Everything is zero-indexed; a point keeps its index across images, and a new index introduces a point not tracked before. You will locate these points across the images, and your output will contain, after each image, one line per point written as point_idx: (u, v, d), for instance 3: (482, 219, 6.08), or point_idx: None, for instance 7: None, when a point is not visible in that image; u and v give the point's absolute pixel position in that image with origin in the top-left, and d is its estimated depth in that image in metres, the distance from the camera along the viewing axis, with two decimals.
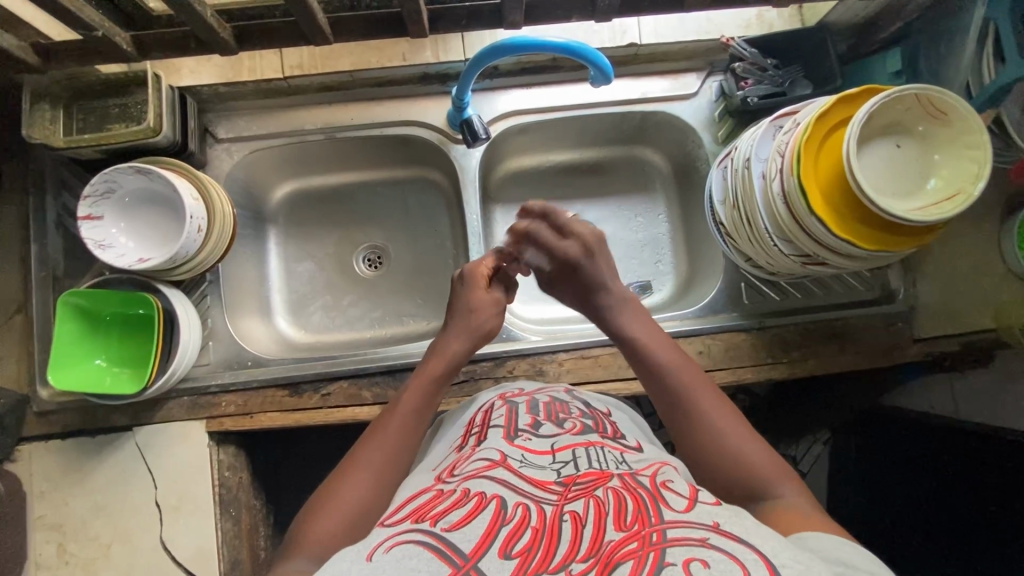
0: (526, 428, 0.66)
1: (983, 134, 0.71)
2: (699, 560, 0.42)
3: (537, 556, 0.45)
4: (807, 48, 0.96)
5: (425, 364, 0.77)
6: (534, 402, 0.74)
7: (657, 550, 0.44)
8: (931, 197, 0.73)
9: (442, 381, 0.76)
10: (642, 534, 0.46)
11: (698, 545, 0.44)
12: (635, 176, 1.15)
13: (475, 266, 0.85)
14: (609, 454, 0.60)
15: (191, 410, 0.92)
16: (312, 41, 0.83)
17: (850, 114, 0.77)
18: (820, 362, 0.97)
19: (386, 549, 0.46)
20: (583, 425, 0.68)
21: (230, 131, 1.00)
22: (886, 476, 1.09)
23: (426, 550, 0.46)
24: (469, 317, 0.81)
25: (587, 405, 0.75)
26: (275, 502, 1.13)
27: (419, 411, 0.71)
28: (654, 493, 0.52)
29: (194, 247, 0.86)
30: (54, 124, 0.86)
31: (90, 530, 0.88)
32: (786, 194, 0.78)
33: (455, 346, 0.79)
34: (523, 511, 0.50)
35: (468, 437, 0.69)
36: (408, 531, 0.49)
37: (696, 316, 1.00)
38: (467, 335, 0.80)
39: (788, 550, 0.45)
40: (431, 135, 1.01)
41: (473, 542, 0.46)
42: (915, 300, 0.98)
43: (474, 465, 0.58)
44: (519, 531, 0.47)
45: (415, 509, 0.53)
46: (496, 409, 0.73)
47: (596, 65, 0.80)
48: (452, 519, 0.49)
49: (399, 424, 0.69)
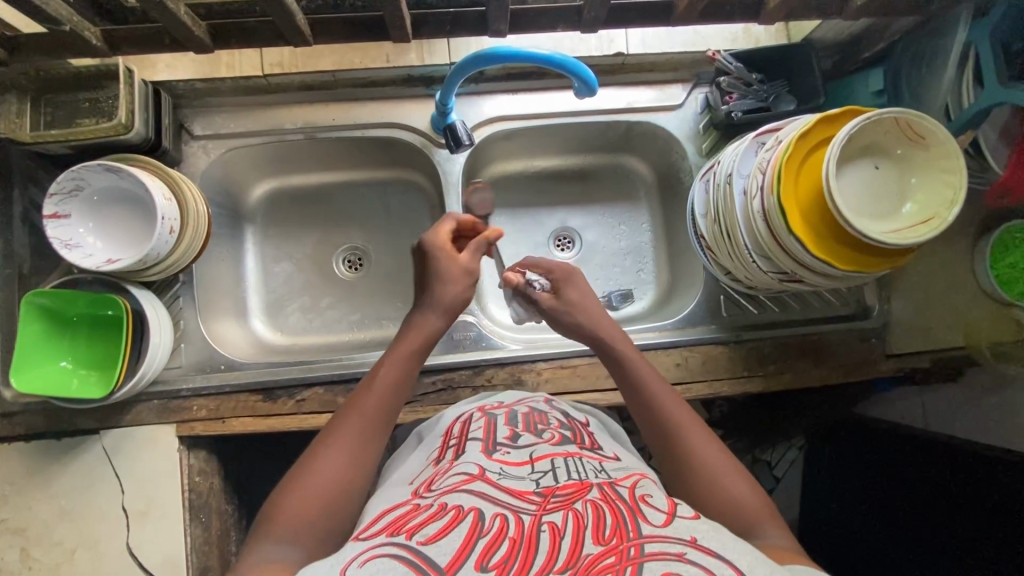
0: (504, 441, 0.66)
1: (959, 159, 0.71)
2: (676, 575, 0.43)
3: (514, 568, 0.45)
4: (793, 63, 0.96)
5: (400, 337, 0.77)
6: (514, 414, 0.74)
7: (635, 564, 0.44)
8: (906, 221, 0.74)
9: (414, 356, 0.75)
10: (619, 547, 0.46)
11: (675, 560, 0.45)
12: (618, 184, 1.15)
13: (434, 238, 0.82)
14: (587, 465, 0.61)
15: (162, 414, 0.90)
16: (291, 42, 0.80)
17: (830, 134, 0.77)
18: (794, 375, 0.98)
19: (359, 564, 0.46)
20: (562, 436, 0.68)
21: (206, 129, 0.97)
22: (854, 482, 1.11)
23: (401, 563, 0.45)
24: (442, 287, 0.79)
25: (566, 415, 0.75)
26: (248, 506, 1.11)
27: (393, 387, 0.71)
28: (633, 507, 0.52)
29: (166, 248, 0.83)
30: (21, 117, 0.83)
31: (54, 534, 0.86)
32: (765, 213, 0.78)
33: (431, 319, 0.78)
34: (501, 523, 0.50)
35: (445, 449, 0.68)
36: (382, 544, 0.48)
37: (674, 328, 1.00)
38: (444, 310, 0.79)
39: (763, 566, 0.47)
40: (414, 138, 1.00)
41: (450, 555, 0.46)
42: (888, 317, 0.99)
43: (452, 479, 0.58)
44: (496, 543, 0.47)
45: (390, 523, 0.52)
46: (475, 421, 0.73)
47: (580, 77, 0.79)
48: (428, 532, 0.49)
49: (375, 401, 0.69)
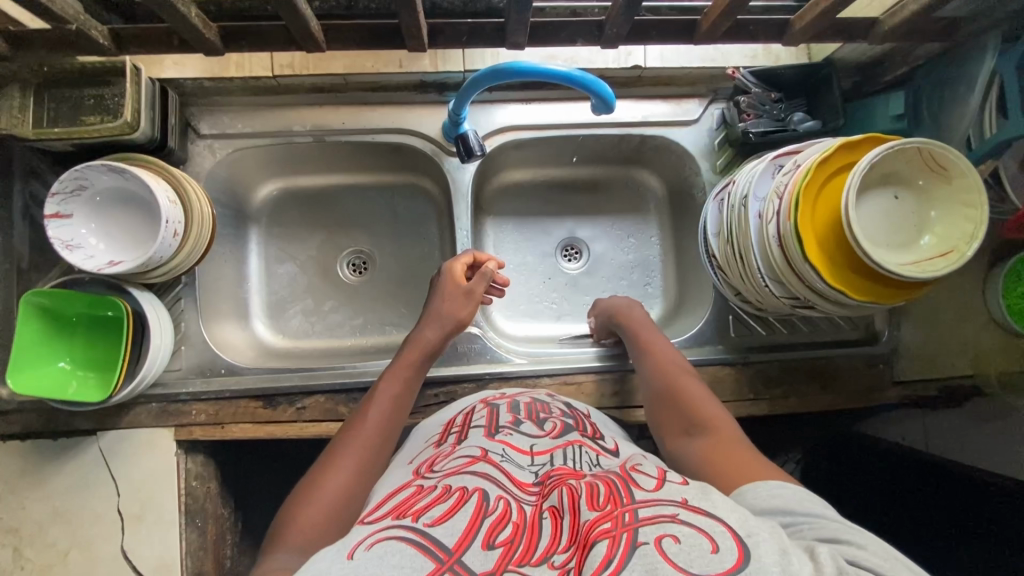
0: (506, 424, 0.66)
1: (982, 194, 0.70)
2: (669, 536, 0.43)
3: (520, 549, 0.46)
4: (812, 82, 0.95)
5: (400, 353, 0.80)
6: (516, 402, 0.72)
7: (630, 531, 0.44)
8: (923, 252, 0.73)
9: (414, 369, 0.78)
10: (614, 513, 0.46)
11: (668, 522, 0.45)
12: (628, 196, 1.13)
13: (450, 267, 0.87)
14: (585, 455, 0.60)
15: (159, 417, 0.89)
16: (303, 47, 0.79)
17: (851, 160, 0.76)
18: (800, 401, 0.97)
19: (366, 547, 0.46)
20: (563, 425, 0.67)
21: (213, 128, 0.95)
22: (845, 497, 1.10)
23: (409, 546, 0.46)
24: (443, 307, 0.84)
25: (568, 406, 0.74)
26: (245, 507, 1.10)
27: (394, 404, 0.73)
28: (624, 476, 0.52)
29: (170, 251, 0.82)
30: (24, 113, 0.81)
31: (48, 535, 0.85)
32: (781, 237, 0.77)
33: (427, 334, 0.82)
34: (505, 505, 0.50)
35: (447, 433, 0.68)
36: (389, 527, 0.48)
37: (681, 347, 0.99)
38: (440, 324, 0.83)
39: (751, 518, 0.46)
40: (424, 145, 0.98)
41: (457, 536, 0.47)
42: (898, 343, 1.01)
43: (455, 461, 0.58)
44: (501, 524, 0.48)
45: (396, 506, 0.53)
46: (477, 411, 0.71)
47: (598, 94, 0.77)
48: (434, 514, 0.49)
49: (377, 413, 0.71)
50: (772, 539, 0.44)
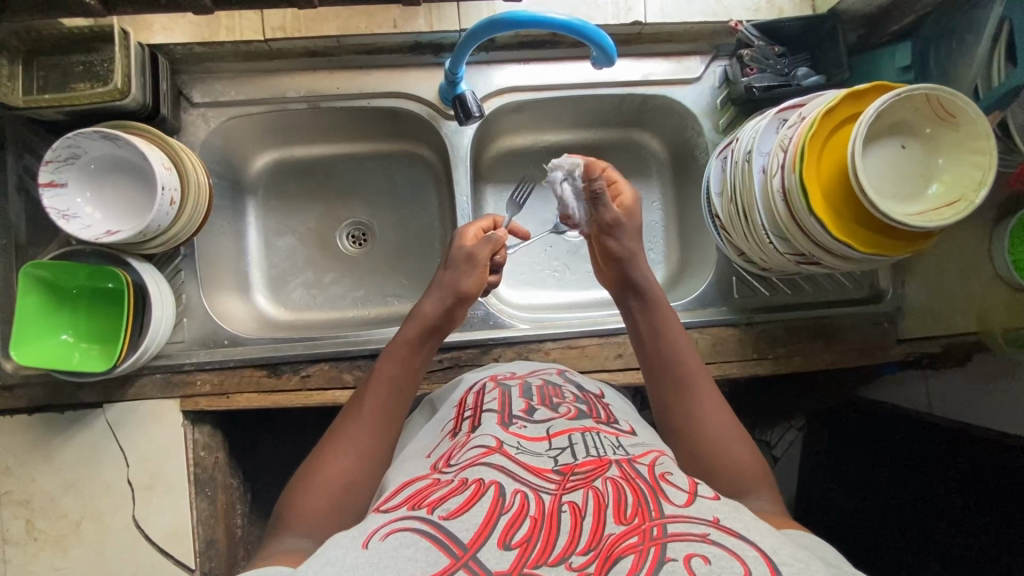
0: (520, 414, 0.65)
1: (990, 139, 0.69)
2: (699, 556, 0.43)
3: (537, 549, 0.45)
4: (816, 36, 0.93)
5: (403, 330, 0.75)
6: (528, 386, 0.72)
7: (658, 545, 0.44)
8: (931, 202, 0.72)
9: (414, 347, 0.74)
10: (642, 527, 0.46)
11: (698, 541, 0.44)
12: (631, 160, 1.12)
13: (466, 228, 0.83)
14: (605, 440, 0.60)
15: (165, 388, 0.90)
16: (295, 4, 0.77)
17: (856, 111, 0.74)
18: (805, 359, 0.97)
19: (381, 537, 0.46)
20: (577, 410, 0.66)
21: (206, 96, 0.94)
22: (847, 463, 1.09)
23: (423, 538, 0.46)
24: (449, 277, 0.78)
25: (580, 388, 0.74)
26: (253, 480, 1.11)
27: (394, 383, 0.70)
28: (653, 485, 0.51)
29: (167, 220, 0.81)
30: (13, 80, 0.80)
31: (59, 506, 0.86)
32: (786, 192, 0.76)
33: (429, 307, 0.76)
34: (522, 500, 0.49)
35: (461, 420, 0.67)
36: (404, 518, 0.49)
37: (686, 309, 0.99)
38: (444, 295, 0.77)
39: (786, 547, 0.46)
40: (421, 109, 0.96)
41: (473, 531, 0.46)
42: (903, 302, 0.97)
43: (471, 452, 0.57)
44: (518, 521, 0.47)
45: (410, 497, 0.53)
46: (488, 392, 0.71)
47: (598, 45, 0.76)
48: (450, 507, 0.49)
49: (374, 398, 0.68)
50: (809, 570, 0.43)
